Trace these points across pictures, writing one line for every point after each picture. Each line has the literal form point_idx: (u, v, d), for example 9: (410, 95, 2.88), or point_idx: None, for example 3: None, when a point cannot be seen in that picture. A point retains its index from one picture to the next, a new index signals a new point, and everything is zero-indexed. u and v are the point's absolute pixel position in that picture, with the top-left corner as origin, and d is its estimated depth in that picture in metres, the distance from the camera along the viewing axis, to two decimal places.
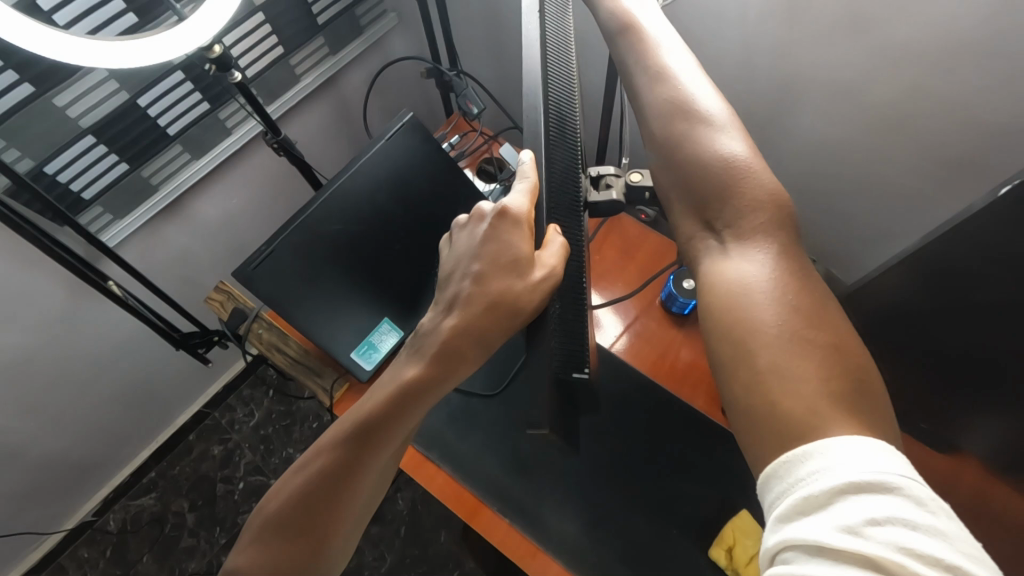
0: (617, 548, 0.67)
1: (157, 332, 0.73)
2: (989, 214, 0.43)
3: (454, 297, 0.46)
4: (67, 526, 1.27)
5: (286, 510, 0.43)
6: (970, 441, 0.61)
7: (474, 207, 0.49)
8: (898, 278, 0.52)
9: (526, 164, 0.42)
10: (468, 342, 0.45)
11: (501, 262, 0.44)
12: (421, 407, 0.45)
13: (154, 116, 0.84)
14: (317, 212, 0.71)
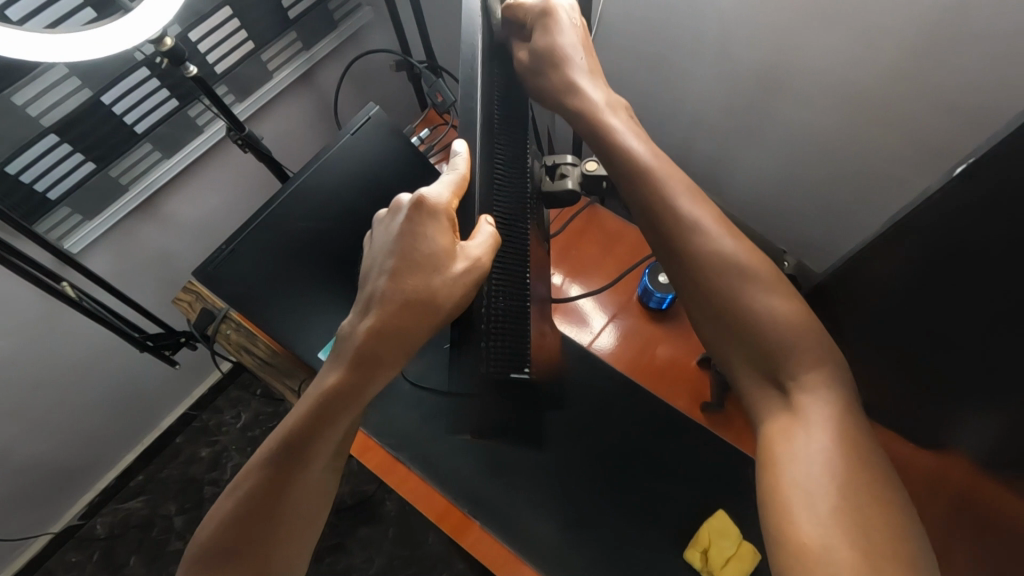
0: (593, 551, 0.65)
1: (118, 334, 0.69)
2: (964, 197, 0.40)
3: (369, 297, 0.44)
4: (55, 529, 1.25)
5: (227, 519, 0.45)
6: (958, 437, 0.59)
7: (394, 199, 0.47)
8: (872, 268, 0.50)
9: (459, 154, 0.39)
10: (385, 344, 0.44)
11: (416, 258, 0.43)
12: (345, 413, 0.45)
13: (120, 113, 0.82)
14: (279, 209, 0.70)
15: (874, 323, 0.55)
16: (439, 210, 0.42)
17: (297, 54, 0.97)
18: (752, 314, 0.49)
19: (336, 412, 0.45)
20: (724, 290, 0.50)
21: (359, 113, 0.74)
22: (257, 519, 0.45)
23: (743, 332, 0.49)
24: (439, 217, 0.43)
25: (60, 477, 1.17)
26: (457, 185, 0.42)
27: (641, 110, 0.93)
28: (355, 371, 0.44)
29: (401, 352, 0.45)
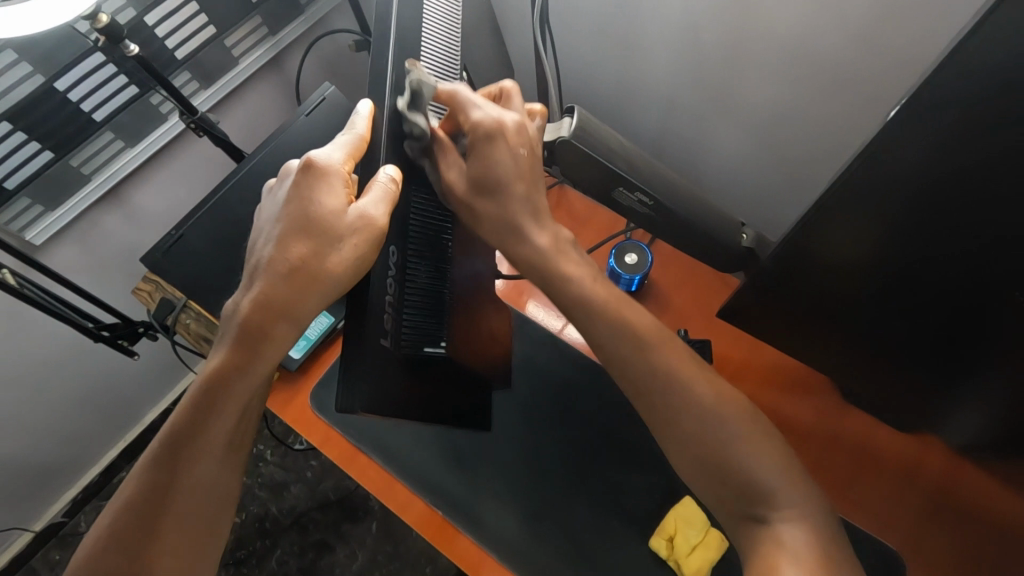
0: (557, 543, 0.63)
1: (71, 325, 0.68)
2: (932, 161, 0.37)
3: (256, 265, 0.44)
4: (36, 527, 1.23)
5: (113, 530, 0.42)
6: (955, 421, 0.56)
7: (281, 168, 0.47)
8: (843, 250, 0.47)
9: (363, 116, 0.44)
10: (269, 313, 0.43)
11: (308, 222, 0.43)
12: (237, 392, 0.44)
13: (76, 101, 0.79)
14: (231, 193, 0.68)
15: (846, 305, 0.52)
16: (333, 173, 0.44)
17: (263, 40, 0.95)
18: (712, 442, 0.46)
19: (226, 390, 0.44)
20: (671, 406, 0.47)
21: (314, 93, 0.72)
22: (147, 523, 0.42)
23: (707, 459, 0.46)
24: (331, 181, 0.44)
25: (38, 477, 1.15)
26: (354, 149, 0.44)
27: (613, 89, 0.90)
28: (244, 347, 0.44)
29: (293, 324, 0.44)
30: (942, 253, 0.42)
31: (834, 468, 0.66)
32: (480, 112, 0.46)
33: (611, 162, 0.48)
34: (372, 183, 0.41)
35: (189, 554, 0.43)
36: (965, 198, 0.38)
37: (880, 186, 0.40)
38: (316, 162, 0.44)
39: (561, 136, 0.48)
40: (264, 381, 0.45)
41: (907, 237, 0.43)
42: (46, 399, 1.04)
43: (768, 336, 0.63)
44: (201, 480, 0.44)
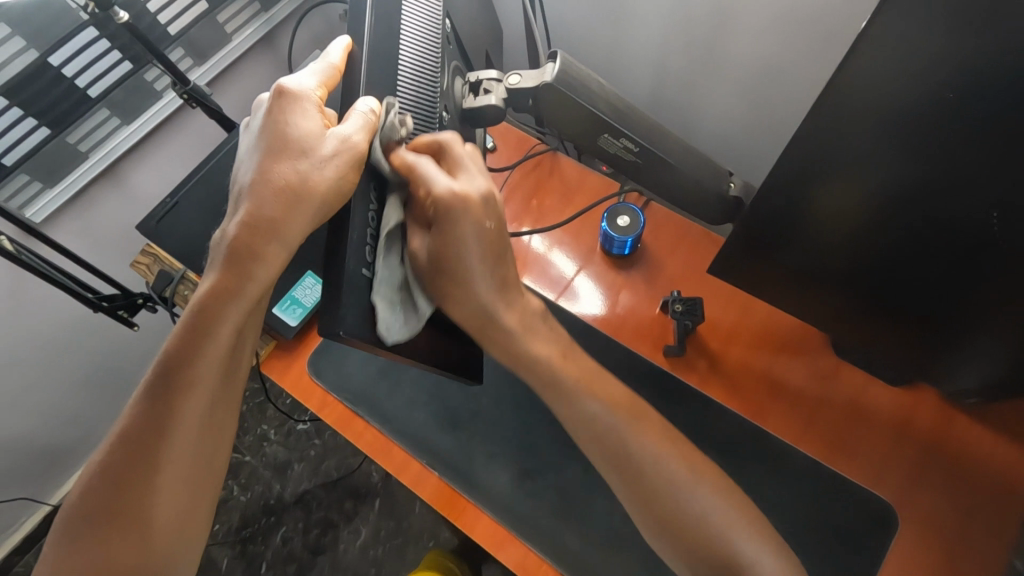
0: (550, 499, 0.64)
1: (72, 295, 0.70)
2: (921, 94, 0.37)
3: (240, 194, 0.46)
4: (54, 501, 1.24)
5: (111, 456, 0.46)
6: (964, 364, 0.56)
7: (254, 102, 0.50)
8: (834, 194, 0.47)
9: (336, 53, 0.46)
10: (256, 238, 0.45)
11: (286, 142, 0.45)
12: (226, 318, 0.46)
13: (70, 77, 0.80)
14: (224, 161, 0.69)
15: (838, 254, 0.52)
16: (306, 99, 0.46)
17: (255, 16, 0.95)
18: (683, 517, 0.49)
19: (214, 323, 0.46)
20: (645, 472, 0.51)
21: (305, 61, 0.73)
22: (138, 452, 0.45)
23: (682, 532, 0.49)
24: (304, 112, 0.46)
25: (44, 459, 1.16)
26: (326, 81, 0.47)
27: (606, 56, 0.90)
28: (231, 274, 0.45)
29: (278, 248, 0.46)
30: (935, 186, 0.42)
31: (828, 423, 0.67)
32: (442, 184, 0.45)
33: (594, 106, 0.50)
34: (350, 112, 0.43)
35: (179, 482, 0.47)
36: (948, 128, 0.38)
37: (860, 123, 0.40)
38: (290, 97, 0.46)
39: (544, 81, 0.48)
40: (251, 307, 0.47)
41: (897, 177, 0.43)
42: (50, 379, 1.05)
43: (760, 291, 0.64)
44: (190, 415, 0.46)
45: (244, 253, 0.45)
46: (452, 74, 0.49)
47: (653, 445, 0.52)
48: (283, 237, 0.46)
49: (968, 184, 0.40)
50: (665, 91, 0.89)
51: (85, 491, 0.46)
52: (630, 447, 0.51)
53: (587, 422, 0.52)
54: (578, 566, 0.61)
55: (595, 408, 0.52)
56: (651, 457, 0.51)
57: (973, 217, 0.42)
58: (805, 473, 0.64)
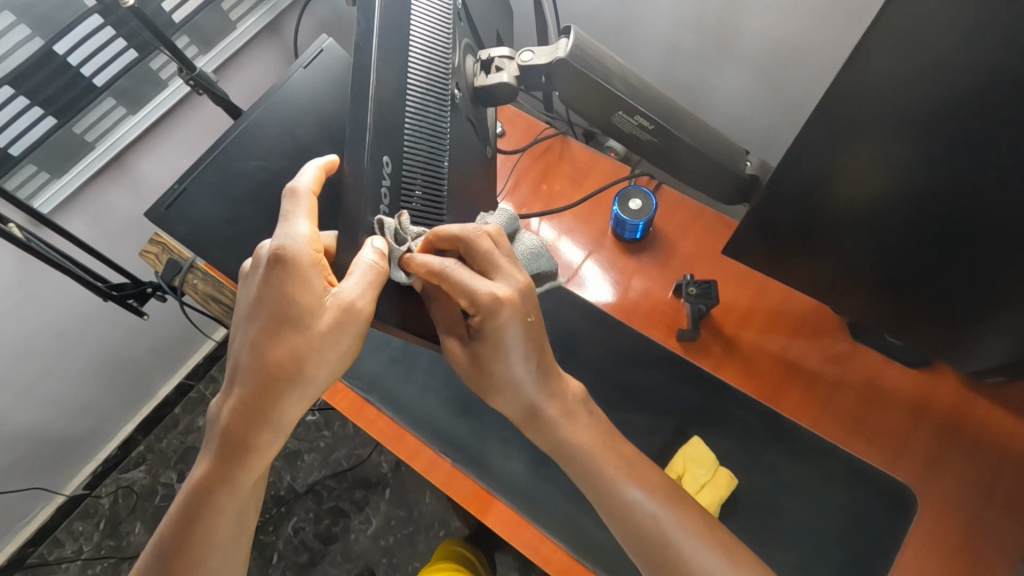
0: (564, 483, 0.64)
1: (83, 285, 0.70)
2: (951, 67, 0.36)
3: (265, 309, 0.41)
4: (68, 491, 1.25)
5: (161, 529, 0.44)
6: (991, 344, 0.55)
7: (254, 251, 0.44)
8: (856, 175, 0.45)
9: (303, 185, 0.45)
10: (297, 344, 0.41)
11: (294, 306, 0.41)
12: (276, 417, 0.42)
13: (77, 66, 0.79)
14: (231, 147, 0.68)
15: (857, 236, 0.51)
16: (305, 259, 0.41)
17: (259, 3, 0.94)
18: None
19: (263, 424, 0.42)
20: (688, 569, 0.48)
21: (310, 45, 0.72)
22: (185, 537, 0.42)
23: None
24: (306, 263, 0.42)
25: (56, 451, 1.16)
26: (311, 210, 0.44)
27: (615, 37, 0.89)
28: (279, 349, 0.41)
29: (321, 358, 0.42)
30: (963, 165, 0.40)
31: (843, 409, 0.66)
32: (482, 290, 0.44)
33: (609, 82, 0.49)
34: (352, 266, 0.39)
35: (225, 561, 0.45)
36: (981, 104, 0.37)
37: (886, 97, 0.39)
38: (284, 248, 0.41)
39: (558, 57, 0.48)
40: (302, 404, 0.43)
41: (922, 157, 0.41)
42: (60, 371, 1.04)
43: (774, 272, 0.63)
44: (240, 497, 0.43)
45: (287, 326, 0.41)
46: (463, 52, 0.48)
47: (692, 528, 0.49)
48: (319, 357, 0.42)
49: (998, 161, 0.39)
50: (675, 72, 0.88)
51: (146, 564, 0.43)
52: (671, 535, 0.48)
53: (629, 516, 0.49)
54: (592, 550, 0.61)
55: (636, 496, 0.50)
56: (696, 558, 0.48)
57: (1002, 196, 0.41)
58: (822, 458, 0.63)
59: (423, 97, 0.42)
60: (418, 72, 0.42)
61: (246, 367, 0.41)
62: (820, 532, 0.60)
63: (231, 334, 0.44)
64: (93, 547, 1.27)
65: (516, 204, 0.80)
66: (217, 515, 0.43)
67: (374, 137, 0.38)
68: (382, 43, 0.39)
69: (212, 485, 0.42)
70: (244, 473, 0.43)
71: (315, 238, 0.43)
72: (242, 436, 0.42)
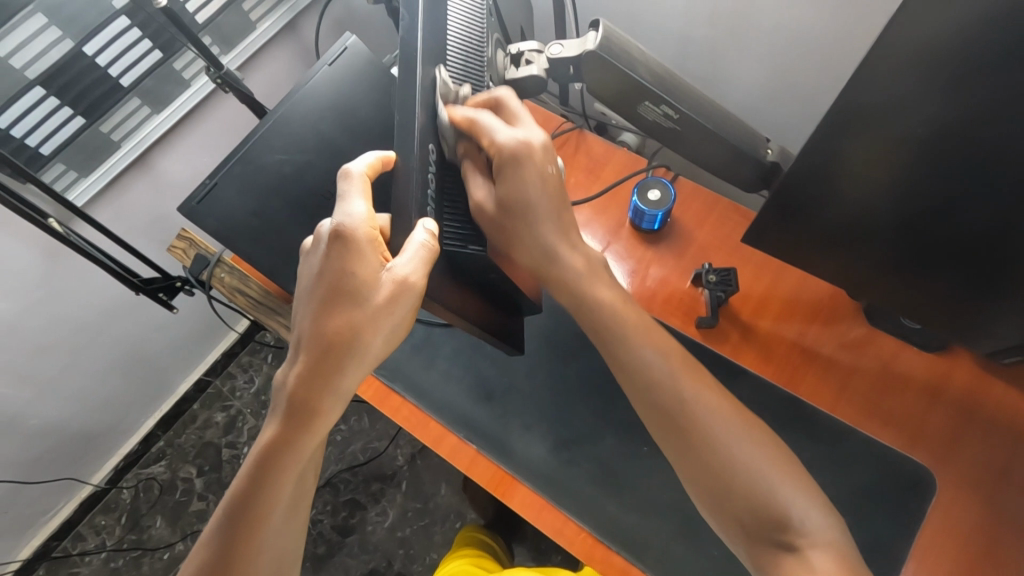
0: (586, 467, 0.66)
1: (115, 277, 0.72)
2: (968, 54, 0.37)
3: (327, 283, 0.43)
4: (93, 484, 1.28)
5: (230, 491, 0.46)
6: (1010, 325, 0.56)
7: (314, 230, 0.46)
8: (878, 163, 0.47)
9: (356, 177, 0.45)
10: (355, 315, 0.43)
11: (352, 282, 0.43)
12: (337, 385, 0.44)
13: (104, 66, 0.81)
14: (259, 143, 0.70)
15: (875, 221, 0.53)
16: (361, 238, 0.43)
17: (279, 3, 0.96)
18: (737, 472, 0.48)
19: (325, 392, 0.44)
20: (690, 415, 0.50)
21: (335, 43, 0.74)
22: (254, 498, 0.45)
23: (710, 470, 0.49)
24: (362, 241, 0.43)
25: (79, 446, 1.18)
26: (366, 191, 0.45)
27: (632, 33, 0.91)
28: (340, 322, 0.43)
29: (378, 330, 0.44)
30: (982, 152, 0.42)
31: (860, 393, 0.67)
32: (505, 135, 0.46)
33: (636, 73, 0.51)
34: (406, 244, 0.41)
35: (288, 522, 0.47)
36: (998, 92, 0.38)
37: (914, 84, 0.40)
38: (343, 225, 0.42)
39: (588, 49, 0.50)
40: (361, 374, 0.45)
41: (940, 141, 0.43)
42: (84, 365, 1.07)
43: (790, 259, 0.65)
44: (302, 462, 0.46)
45: (347, 299, 0.43)
46: (495, 46, 0.50)
47: (719, 410, 0.51)
48: (375, 330, 0.43)
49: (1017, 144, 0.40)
50: (690, 64, 0.90)
51: (214, 527, 0.46)
52: (694, 406, 0.50)
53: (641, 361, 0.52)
54: (615, 532, 0.63)
55: (687, 393, 0.51)
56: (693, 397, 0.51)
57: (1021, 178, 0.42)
58: (840, 440, 0.65)
59: (460, 89, 0.45)
60: (455, 65, 0.45)
61: (309, 338, 0.43)
62: (838, 512, 0.61)
63: (294, 308, 0.46)
64: (114, 540, 1.29)
65: None
66: (281, 478, 0.45)
67: (420, 127, 0.40)
68: (424, 39, 0.41)
69: (277, 449, 0.45)
70: (307, 439, 0.45)
71: (372, 219, 0.44)
72: (306, 403, 0.44)
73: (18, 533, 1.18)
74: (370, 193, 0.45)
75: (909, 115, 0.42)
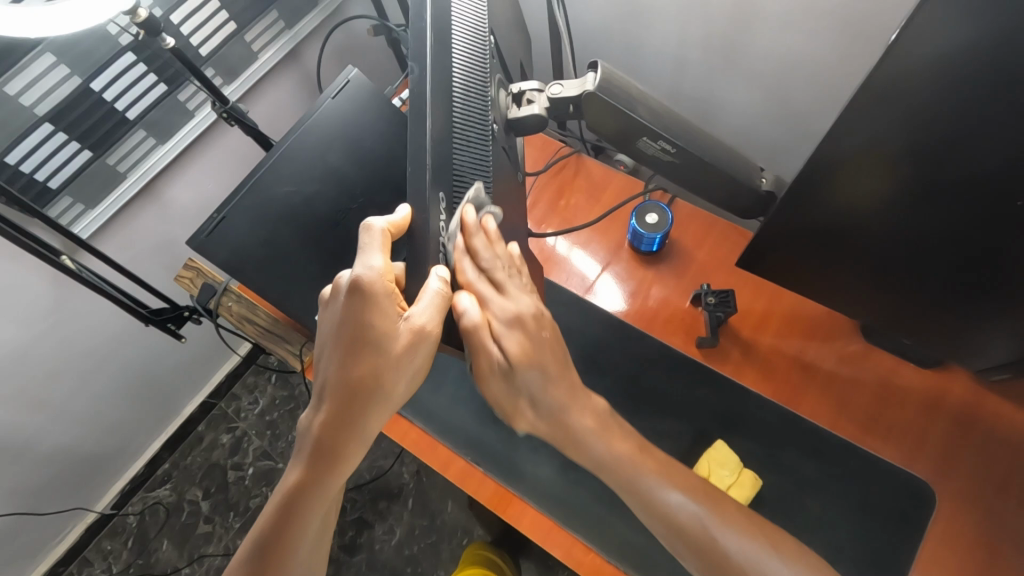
0: (593, 488, 0.67)
1: (126, 309, 0.73)
2: (954, 95, 0.39)
3: (349, 334, 0.44)
4: (99, 508, 1.28)
5: (256, 526, 0.47)
6: (994, 338, 0.57)
7: (334, 277, 0.47)
8: (875, 187, 0.48)
9: (377, 236, 0.44)
10: (377, 364, 0.44)
11: (372, 331, 0.44)
12: (361, 427, 0.46)
13: (111, 100, 0.83)
14: (266, 174, 0.72)
15: (868, 245, 0.54)
16: (378, 290, 0.43)
17: (280, 33, 0.98)
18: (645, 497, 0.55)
19: (350, 435, 0.46)
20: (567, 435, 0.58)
21: (338, 76, 0.76)
22: (281, 535, 0.46)
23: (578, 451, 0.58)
24: (382, 292, 0.44)
25: (86, 471, 1.19)
26: (385, 245, 0.45)
27: (631, 55, 0.93)
28: (363, 368, 0.44)
29: (399, 376, 0.45)
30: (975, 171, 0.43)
31: (859, 410, 0.68)
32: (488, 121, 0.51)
33: (634, 111, 0.53)
34: (422, 290, 0.42)
35: (309, 558, 0.48)
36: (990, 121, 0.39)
37: (911, 119, 0.42)
38: (362, 277, 0.43)
39: (587, 90, 0.51)
40: (383, 417, 0.47)
41: (927, 167, 0.44)
42: (93, 392, 1.07)
43: (789, 281, 0.66)
44: (326, 502, 0.47)
45: (369, 347, 0.44)
46: (497, 87, 0.52)
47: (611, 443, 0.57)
48: (399, 376, 0.45)
49: (1003, 166, 0.41)
50: (689, 86, 0.92)
51: (239, 564, 0.47)
52: (642, 481, 0.56)
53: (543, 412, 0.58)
54: (625, 553, 0.63)
55: (677, 499, 0.55)
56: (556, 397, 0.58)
57: (1000, 199, 0.43)
58: (843, 456, 0.66)
59: (466, 131, 0.46)
60: (461, 108, 0.46)
61: (334, 383, 0.45)
62: (845, 530, 0.62)
63: (317, 354, 0.47)
64: (121, 565, 1.29)
65: (537, 220, 0.83)
66: (307, 518, 0.46)
67: (432, 177, 0.41)
68: (431, 94, 0.43)
69: (303, 490, 0.46)
70: (332, 481, 0.46)
71: (388, 269, 0.44)
72: (330, 445, 0.46)
73: (25, 562, 1.18)
74: (387, 253, 0.44)
75: (901, 141, 0.43)
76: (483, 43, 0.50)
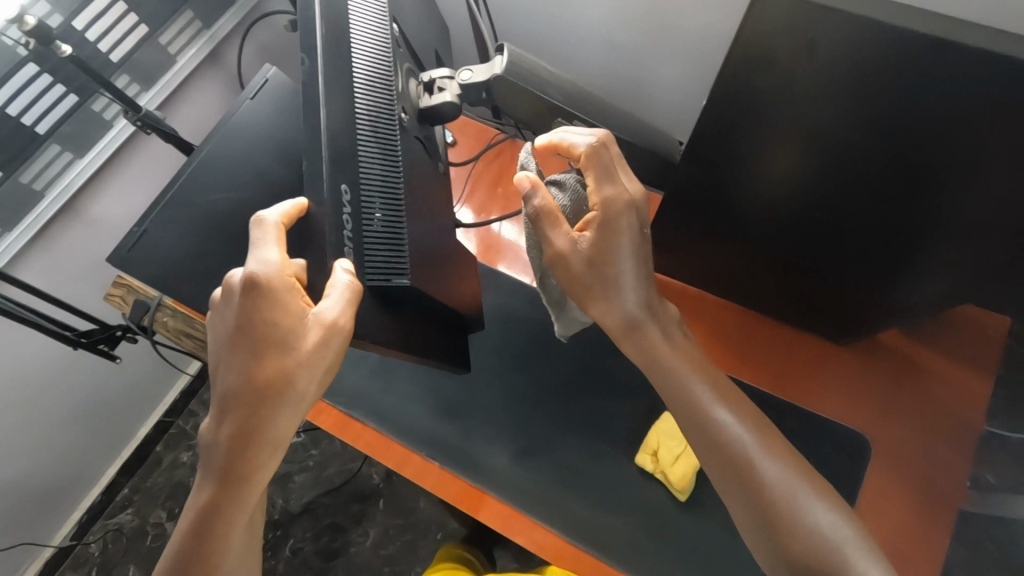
0: (550, 472, 0.68)
1: (52, 335, 0.70)
2: None
3: (250, 336, 0.44)
4: (56, 543, 1.22)
5: (173, 545, 0.46)
6: (918, 296, 0.55)
7: (225, 281, 0.47)
8: (784, 154, 0.46)
9: (269, 229, 0.45)
10: (281, 363, 0.44)
11: (274, 329, 0.44)
12: (272, 432, 0.45)
13: (16, 115, 0.78)
14: (188, 183, 0.70)
15: (782, 213, 0.52)
16: (277, 286, 0.44)
17: (198, 33, 0.94)
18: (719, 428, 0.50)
19: (263, 440, 0.45)
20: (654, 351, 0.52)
21: (255, 76, 0.73)
22: (200, 550, 0.45)
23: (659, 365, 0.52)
24: (279, 289, 0.44)
25: (38, 506, 1.13)
26: (281, 239, 0.45)
27: (558, 37, 0.92)
28: (269, 370, 0.44)
29: (308, 374, 0.45)
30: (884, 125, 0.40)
31: (799, 372, 0.71)
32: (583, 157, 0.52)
33: (547, 95, 0.53)
34: (330, 285, 0.41)
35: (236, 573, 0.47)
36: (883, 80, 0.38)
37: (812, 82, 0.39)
38: (257, 273, 0.43)
39: (495, 73, 0.51)
40: (297, 419, 0.46)
41: (842, 126, 0.41)
42: (39, 424, 1.02)
43: (716, 248, 0.63)
44: (246, 514, 0.46)
45: (272, 347, 0.44)
46: (406, 76, 0.50)
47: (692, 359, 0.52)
48: (306, 377, 0.45)
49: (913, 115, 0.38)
50: (619, 65, 0.92)
51: None
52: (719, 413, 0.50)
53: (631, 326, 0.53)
54: (585, 533, 0.64)
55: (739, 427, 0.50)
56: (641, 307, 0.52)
57: (910, 156, 0.41)
58: (788, 417, 0.68)
59: (373, 128, 0.45)
60: (365, 108, 0.45)
61: (239, 389, 0.44)
62: None
63: (214, 360, 0.46)
64: None
65: (476, 207, 0.83)
66: (226, 531, 0.45)
67: (329, 170, 0.41)
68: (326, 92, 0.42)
69: (220, 501, 0.45)
70: (250, 491, 0.45)
71: (286, 264, 0.45)
72: (242, 454, 0.44)
73: None
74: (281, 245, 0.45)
75: (802, 101, 0.41)
76: (387, 35, 0.49)
